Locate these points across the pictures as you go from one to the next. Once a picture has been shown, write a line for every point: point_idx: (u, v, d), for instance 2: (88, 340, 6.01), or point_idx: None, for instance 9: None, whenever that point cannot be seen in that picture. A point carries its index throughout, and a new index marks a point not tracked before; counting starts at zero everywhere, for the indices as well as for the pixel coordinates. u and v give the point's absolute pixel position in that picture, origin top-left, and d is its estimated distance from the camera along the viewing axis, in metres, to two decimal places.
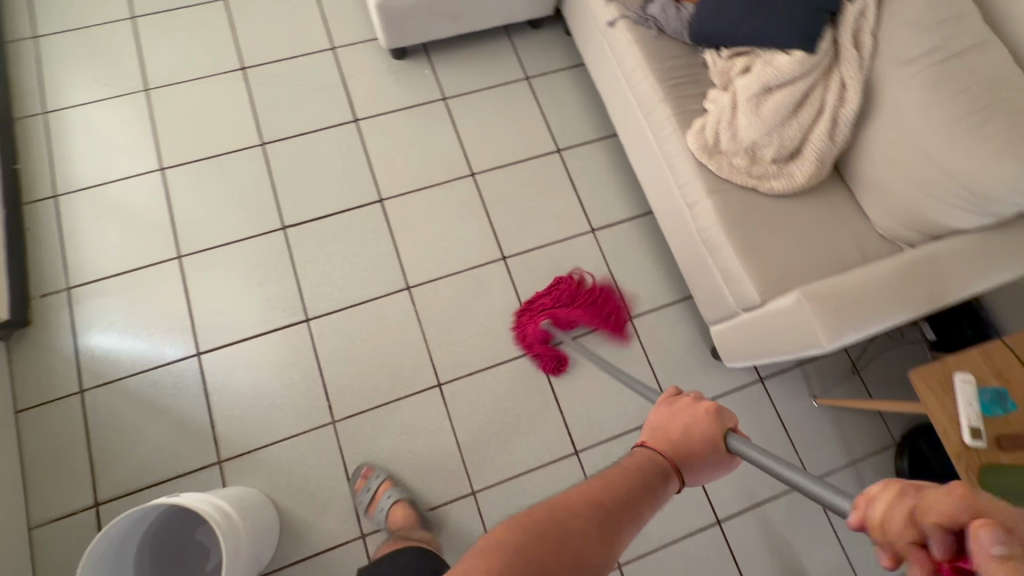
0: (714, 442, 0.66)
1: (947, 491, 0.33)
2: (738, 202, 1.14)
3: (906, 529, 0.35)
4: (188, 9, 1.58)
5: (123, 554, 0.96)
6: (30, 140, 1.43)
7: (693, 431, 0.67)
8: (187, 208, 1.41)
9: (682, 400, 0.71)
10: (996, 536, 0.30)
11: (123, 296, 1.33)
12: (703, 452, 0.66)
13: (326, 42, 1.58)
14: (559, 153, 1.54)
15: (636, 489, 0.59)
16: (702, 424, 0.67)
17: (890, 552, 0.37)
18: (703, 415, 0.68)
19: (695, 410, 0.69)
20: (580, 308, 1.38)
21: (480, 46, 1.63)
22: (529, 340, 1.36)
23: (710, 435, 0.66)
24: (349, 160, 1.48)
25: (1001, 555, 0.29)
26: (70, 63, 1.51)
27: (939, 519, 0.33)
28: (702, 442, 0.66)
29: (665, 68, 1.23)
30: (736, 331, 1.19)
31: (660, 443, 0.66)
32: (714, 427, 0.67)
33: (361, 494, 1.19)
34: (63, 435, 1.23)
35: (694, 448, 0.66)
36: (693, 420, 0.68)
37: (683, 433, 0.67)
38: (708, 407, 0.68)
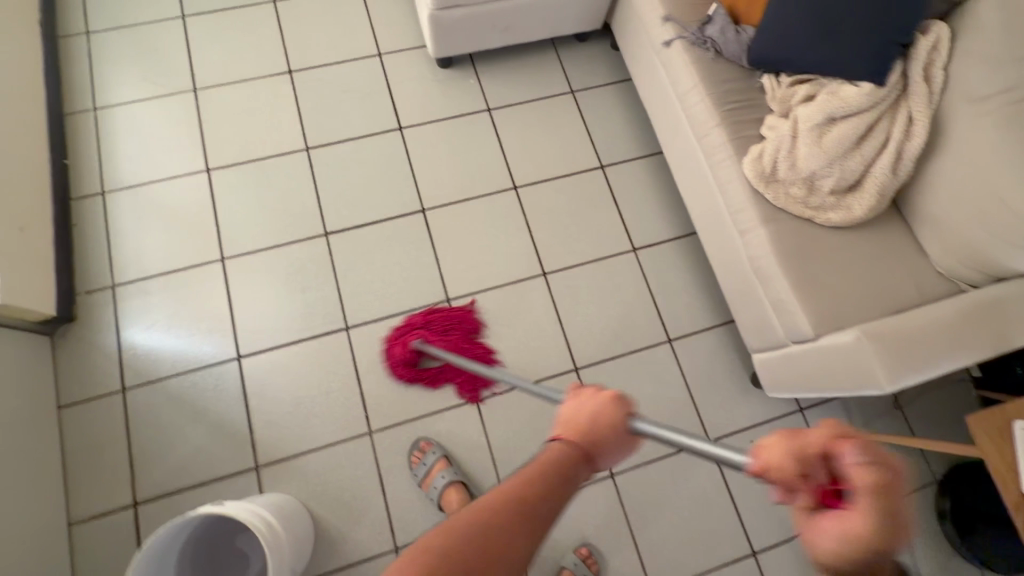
0: (618, 428, 0.64)
1: (821, 427, 0.46)
2: (793, 232, 1.12)
3: (797, 464, 0.46)
4: (237, 9, 1.59)
5: (167, 562, 0.97)
6: (80, 136, 1.45)
7: (598, 421, 0.64)
8: (231, 210, 1.42)
9: (586, 391, 0.68)
10: (855, 449, 0.43)
11: (166, 296, 1.34)
12: (611, 440, 0.64)
13: (373, 48, 1.58)
14: (602, 169, 1.53)
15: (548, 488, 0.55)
16: (605, 412, 0.65)
17: (781, 487, 0.47)
18: (605, 403, 0.65)
19: (596, 398, 0.66)
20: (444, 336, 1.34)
21: (526, 58, 1.62)
22: (398, 360, 1.31)
23: (614, 422, 0.64)
24: (392, 168, 1.48)
25: (862, 459, 0.42)
26: (120, 60, 1.52)
27: (819, 450, 0.45)
28: (609, 429, 0.64)
29: (723, 91, 1.21)
30: (781, 362, 1.17)
31: (572, 435, 0.63)
32: (618, 414, 0.65)
33: (417, 469, 1.23)
34: (104, 433, 1.23)
35: (602, 438, 0.63)
36: (597, 408, 0.65)
37: (589, 423, 0.64)
38: (610, 394, 0.66)
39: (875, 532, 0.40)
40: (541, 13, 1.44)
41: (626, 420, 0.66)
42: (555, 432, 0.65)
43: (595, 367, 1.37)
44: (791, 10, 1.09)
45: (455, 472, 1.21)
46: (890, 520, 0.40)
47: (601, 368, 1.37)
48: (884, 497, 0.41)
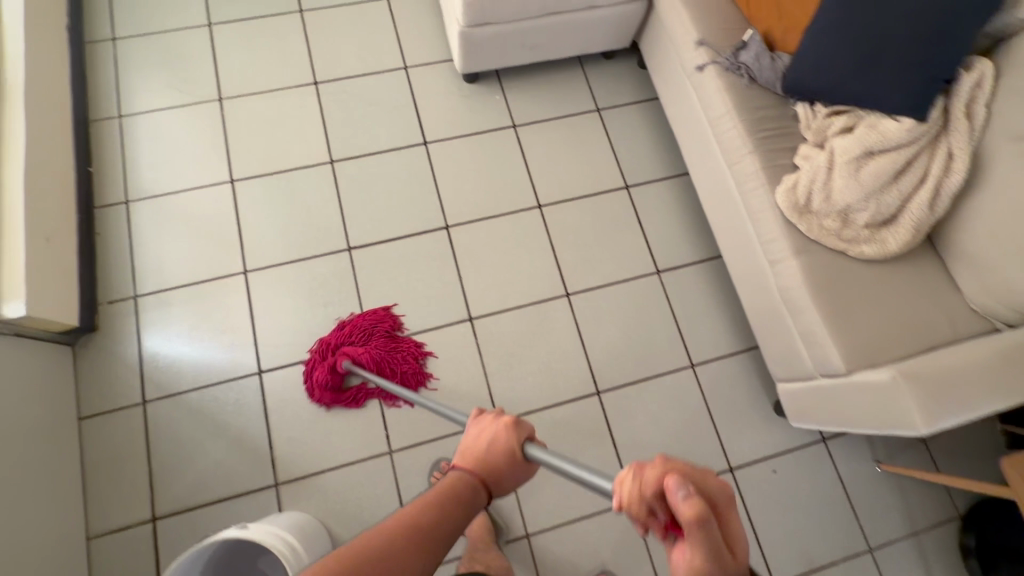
0: (515, 452, 0.66)
1: (654, 464, 0.54)
2: (825, 264, 1.10)
3: (642, 502, 0.54)
4: (263, 19, 1.58)
5: None
6: (104, 143, 1.44)
7: (494, 447, 0.67)
8: (254, 222, 1.41)
9: (486, 417, 0.70)
10: (681, 485, 0.50)
11: (187, 308, 1.33)
12: (507, 466, 0.66)
13: (399, 61, 1.57)
14: (627, 190, 1.52)
15: (435, 517, 0.58)
16: (500, 437, 0.67)
17: (637, 523, 0.55)
18: (503, 428, 0.68)
19: (492, 424, 0.68)
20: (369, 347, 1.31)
21: (553, 75, 1.61)
22: (321, 386, 1.27)
23: (508, 447, 0.66)
24: (417, 184, 1.47)
25: (684, 492, 0.50)
26: (145, 67, 1.51)
27: (654, 486, 0.53)
28: (504, 455, 0.66)
29: (756, 118, 1.20)
30: (808, 394, 1.16)
31: (469, 464, 0.66)
32: (512, 438, 0.67)
33: None
34: (124, 446, 1.23)
35: (497, 464, 0.66)
36: (494, 433, 0.67)
37: (485, 450, 0.67)
38: (505, 419, 0.68)
39: (703, 561, 0.47)
40: (570, 32, 1.43)
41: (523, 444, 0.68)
42: (456, 459, 0.68)
43: (617, 390, 1.36)
44: (830, 41, 1.08)
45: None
46: (715, 544, 0.48)
47: (623, 392, 1.36)
48: (705, 528, 0.48)
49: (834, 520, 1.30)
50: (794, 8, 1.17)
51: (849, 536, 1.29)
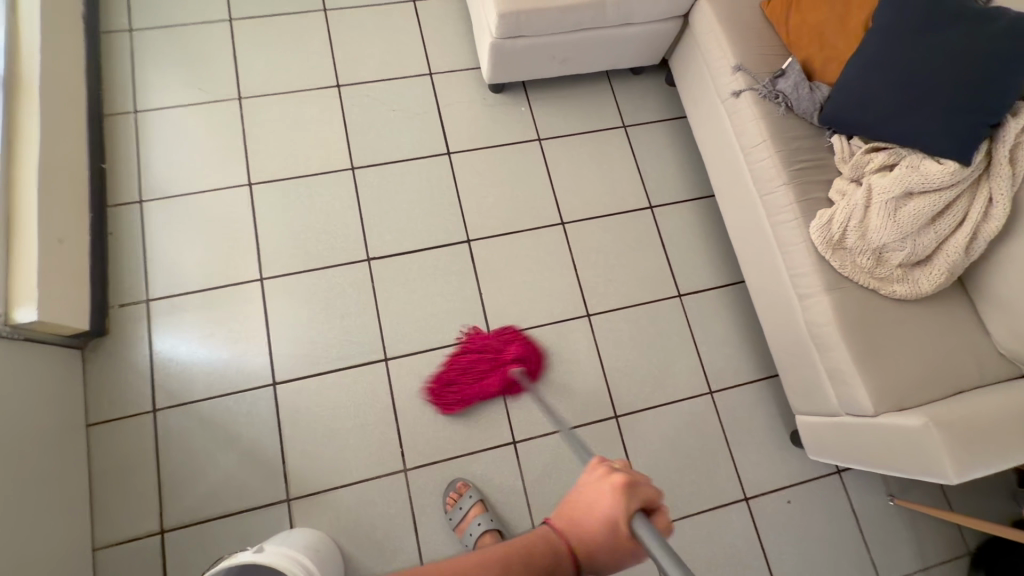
0: (618, 525, 0.64)
1: None
2: (857, 302, 1.09)
3: None
4: (286, 17, 1.54)
5: None
6: (118, 139, 1.40)
7: (597, 509, 0.66)
8: (272, 227, 1.38)
9: (599, 473, 0.69)
10: None
11: (201, 315, 1.30)
12: (606, 535, 0.64)
13: (424, 67, 1.54)
14: (651, 210, 1.50)
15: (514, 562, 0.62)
16: (605, 501, 0.65)
17: None
18: (608, 493, 0.65)
19: (604, 485, 0.67)
20: (509, 350, 1.32)
21: (580, 88, 1.58)
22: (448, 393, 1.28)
23: (612, 515, 0.64)
24: (439, 195, 1.44)
25: None
26: (163, 61, 1.47)
27: None
28: (602, 527, 0.65)
29: (792, 149, 1.19)
30: (831, 429, 1.16)
31: (566, 525, 0.68)
32: (619, 508, 0.64)
33: (452, 512, 1.20)
34: (132, 455, 1.20)
35: (594, 530, 0.65)
36: (602, 497, 0.66)
37: (586, 509, 0.67)
38: (617, 483, 0.66)
39: None
40: (602, 47, 1.40)
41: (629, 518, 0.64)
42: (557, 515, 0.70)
43: (635, 414, 1.34)
44: (875, 79, 1.07)
45: (490, 519, 1.18)
46: None
47: (641, 416, 1.34)
48: None
49: (845, 553, 1.30)
50: (839, 39, 1.16)
51: (860, 569, 1.29)
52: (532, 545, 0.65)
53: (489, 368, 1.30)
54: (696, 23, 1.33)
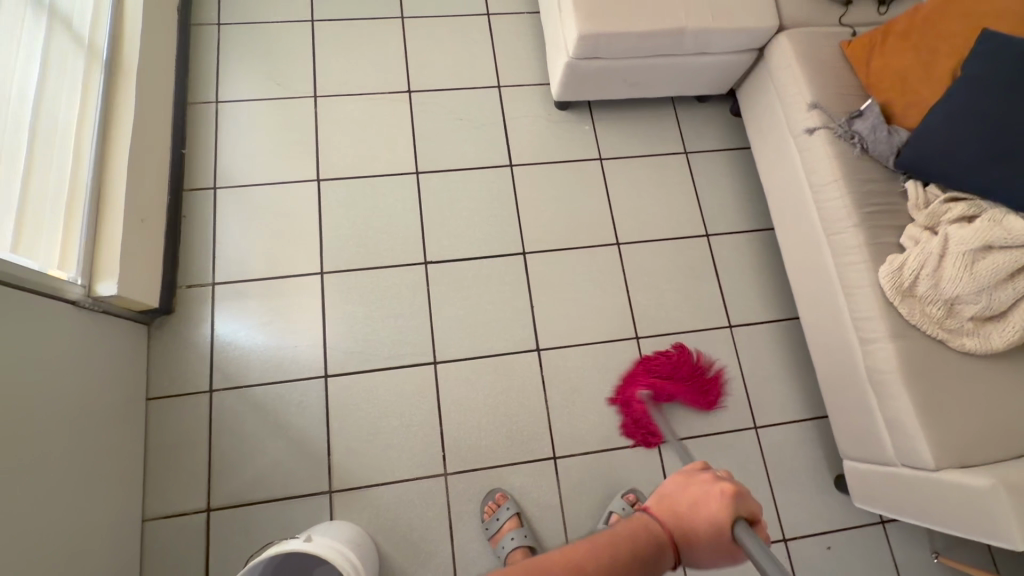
0: (721, 528, 0.65)
1: None
2: (924, 352, 1.07)
3: None
4: (366, 21, 1.59)
5: None
6: (198, 127, 1.46)
7: (702, 510, 0.67)
8: (336, 223, 1.41)
9: (702, 476, 0.71)
10: None
11: (261, 302, 1.34)
12: (708, 535, 0.65)
13: (494, 79, 1.57)
14: (707, 238, 1.50)
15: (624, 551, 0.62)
16: (713, 504, 0.67)
17: None
18: (718, 498, 0.66)
19: (711, 490, 0.68)
20: (684, 377, 1.35)
21: (644, 112, 1.59)
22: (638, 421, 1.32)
23: (718, 518, 0.66)
24: (499, 205, 1.46)
25: None
26: (246, 56, 1.53)
27: None
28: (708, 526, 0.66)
29: (863, 191, 1.18)
30: (885, 479, 1.14)
31: (666, 514, 0.68)
32: (726, 512, 0.66)
33: (489, 522, 1.21)
34: (186, 432, 1.24)
35: (697, 528, 0.66)
36: (706, 495, 0.68)
37: (690, 508, 0.67)
38: (726, 488, 0.67)
39: None
40: (673, 74, 1.41)
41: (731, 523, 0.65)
42: (651, 501, 0.70)
43: (677, 442, 1.33)
44: (961, 127, 1.07)
45: (525, 535, 1.18)
46: None
47: (684, 445, 1.33)
48: None
49: None
50: (923, 85, 1.15)
51: None
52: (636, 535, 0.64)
53: (666, 396, 1.33)
54: (772, 57, 1.34)
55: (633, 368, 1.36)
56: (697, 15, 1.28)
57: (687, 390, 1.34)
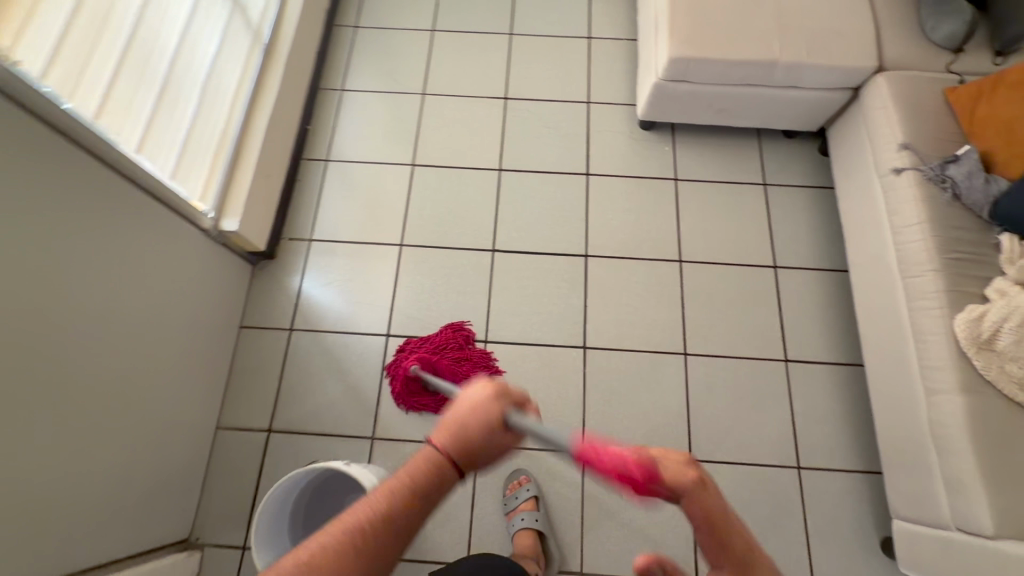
0: (498, 428, 0.64)
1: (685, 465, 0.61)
2: (996, 412, 1.00)
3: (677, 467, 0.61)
4: (477, 34, 1.77)
5: (287, 507, 1.06)
6: (322, 107, 1.69)
7: (476, 425, 0.64)
8: (421, 203, 1.57)
9: (470, 390, 0.67)
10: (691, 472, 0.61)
11: (345, 262, 1.51)
12: (484, 442, 0.64)
13: (584, 96, 1.68)
14: (774, 269, 1.48)
15: (394, 506, 0.59)
16: (487, 414, 0.64)
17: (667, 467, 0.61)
18: (486, 403, 0.65)
19: (482, 398, 0.65)
20: (450, 357, 1.36)
21: (727, 140, 1.62)
22: (405, 393, 1.34)
23: (493, 423, 0.64)
24: (569, 208, 1.55)
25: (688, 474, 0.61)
26: (372, 54, 1.76)
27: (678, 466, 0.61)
28: (486, 432, 0.64)
29: (950, 237, 1.13)
30: (936, 544, 1.06)
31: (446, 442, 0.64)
32: (496, 414, 0.64)
33: (510, 498, 1.25)
34: (265, 360, 1.41)
35: (478, 441, 0.64)
36: (478, 406, 0.65)
37: (467, 427, 0.64)
38: (490, 393, 0.65)
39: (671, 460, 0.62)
40: (761, 104, 1.44)
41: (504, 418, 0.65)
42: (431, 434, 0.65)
43: (711, 464, 1.31)
44: None
45: (536, 520, 1.21)
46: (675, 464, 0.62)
47: (717, 469, 1.30)
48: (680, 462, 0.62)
49: None
50: None
51: None
52: (405, 477, 0.61)
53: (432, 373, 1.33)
54: (867, 96, 1.32)
55: (405, 343, 1.40)
56: (794, 48, 1.31)
57: (458, 369, 1.35)
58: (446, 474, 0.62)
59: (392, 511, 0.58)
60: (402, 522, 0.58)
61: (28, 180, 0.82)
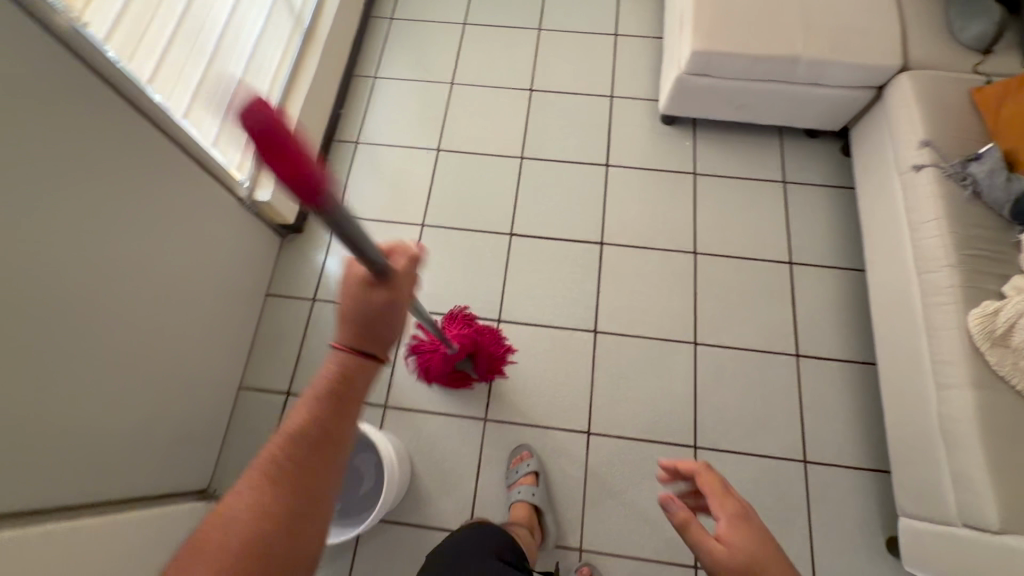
0: (387, 302, 0.63)
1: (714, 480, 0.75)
2: (1008, 407, 0.99)
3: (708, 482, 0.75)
4: (507, 29, 1.82)
5: None
6: (355, 93, 1.76)
7: (368, 314, 0.62)
8: (444, 187, 1.62)
9: (346, 280, 0.63)
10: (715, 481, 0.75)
11: (368, 239, 1.57)
12: (382, 321, 0.63)
13: (608, 91, 1.72)
14: (789, 265, 1.48)
15: (315, 421, 0.60)
16: (370, 298, 0.62)
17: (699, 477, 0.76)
18: (361, 286, 0.62)
19: (358, 287, 0.62)
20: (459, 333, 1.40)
21: (749, 138, 1.63)
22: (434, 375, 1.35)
23: (380, 302, 0.62)
24: (587, 197, 1.58)
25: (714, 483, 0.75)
26: (405, 44, 1.83)
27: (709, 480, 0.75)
28: (376, 310, 0.62)
29: (968, 234, 1.13)
30: (941, 541, 1.05)
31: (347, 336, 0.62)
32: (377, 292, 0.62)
33: (512, 471, 1.28)
34: (288, 327, 1.48)
35: (376, 324, 0.63)
36: (359, 295, 0.62)
37: (360, 318, 0.62)
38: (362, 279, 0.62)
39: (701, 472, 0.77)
40: (783, 101, 1.46)
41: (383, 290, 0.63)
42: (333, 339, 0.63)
43: (716, 453, 1.31)
44: None
45: (533, 494, 1.23)
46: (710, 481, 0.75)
47: (722, 458, 1.31)
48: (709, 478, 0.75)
49: None
50: None
51: None
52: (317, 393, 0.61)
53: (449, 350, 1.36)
54: (891, 95, 1.33)
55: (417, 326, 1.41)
56: (817, 45, 1.32)
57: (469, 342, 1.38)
58: (354, 368, 0.62)
59: (314, 430, 0.60)
60: (329, 433, 0.60)
61: (89, 134, 0.90)
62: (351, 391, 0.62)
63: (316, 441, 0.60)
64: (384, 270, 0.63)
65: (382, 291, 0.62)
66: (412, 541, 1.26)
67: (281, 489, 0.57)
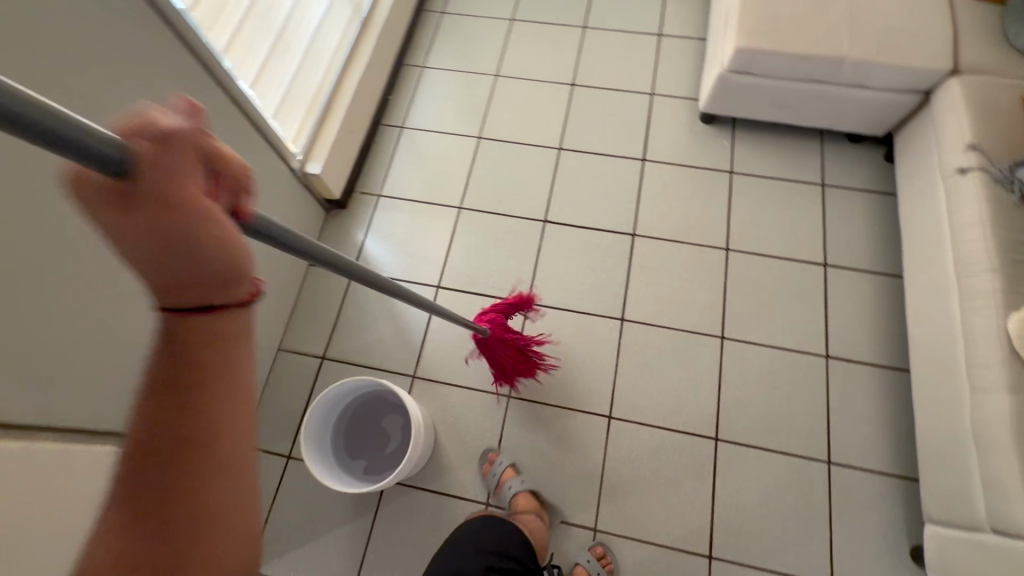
0: (165, 217, 0.37)
1: None
2: None
3: None
4: (552, 26, 1.87)
5: (330, 414, 1.18)
6: (404, 81, 1.84)
7: (158, 250, 0.38)
8: (482, 172, 1.67)
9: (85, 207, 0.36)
10: None
11: (407, 218, 1.63)
12: (189, 249, 0.38)
13: (649, 88, 1.74)
14: (823, 267, 1.47)
15: (150, 430, 0.42)
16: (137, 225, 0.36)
17: None
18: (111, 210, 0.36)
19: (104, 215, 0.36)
20: None
21: (789, 140, 1.63)
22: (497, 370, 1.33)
23: (155, 224, 0.37)
24: (622, 190, 1.61)
25: None
26: (454, 37, 1.90)
27: None
28: (168, 239, 0.37)
29: (1014, 238, 1.10)
30: (968, 547, 1.02)
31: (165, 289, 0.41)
32: (138, 211, 0.36)
33: (488, 477, 1.29)
34: (326, 295, 1.55)
35: (188, 257, 0.39)
36: (119, 225, 0.36)
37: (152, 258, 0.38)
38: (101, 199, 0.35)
39: None
40: (826, 102, 1.46)
41: (147, 202, 0.36)
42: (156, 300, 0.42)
43: (738, 446, 1.31)
44: None
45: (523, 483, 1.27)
46: None
47: (743, 452, 1.30)
48: None
49: None
50: None
51: None
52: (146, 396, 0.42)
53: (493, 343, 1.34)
54: (940, 99, 1.31)
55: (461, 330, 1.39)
56: (863, 46, 1.32)
57: None
58: (177, 339, 0.42)
59: (152, 438, 0.42)
60: (163, 435, 0.42)
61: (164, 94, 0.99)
62: (184, 372, 0.42)
63: (161, 454, 0.42)
64: (122, 167, 0.35)
65: (139, 208, 0.36)
66: (431, 506, 1.30)
67: (132, 526, 0.41)
